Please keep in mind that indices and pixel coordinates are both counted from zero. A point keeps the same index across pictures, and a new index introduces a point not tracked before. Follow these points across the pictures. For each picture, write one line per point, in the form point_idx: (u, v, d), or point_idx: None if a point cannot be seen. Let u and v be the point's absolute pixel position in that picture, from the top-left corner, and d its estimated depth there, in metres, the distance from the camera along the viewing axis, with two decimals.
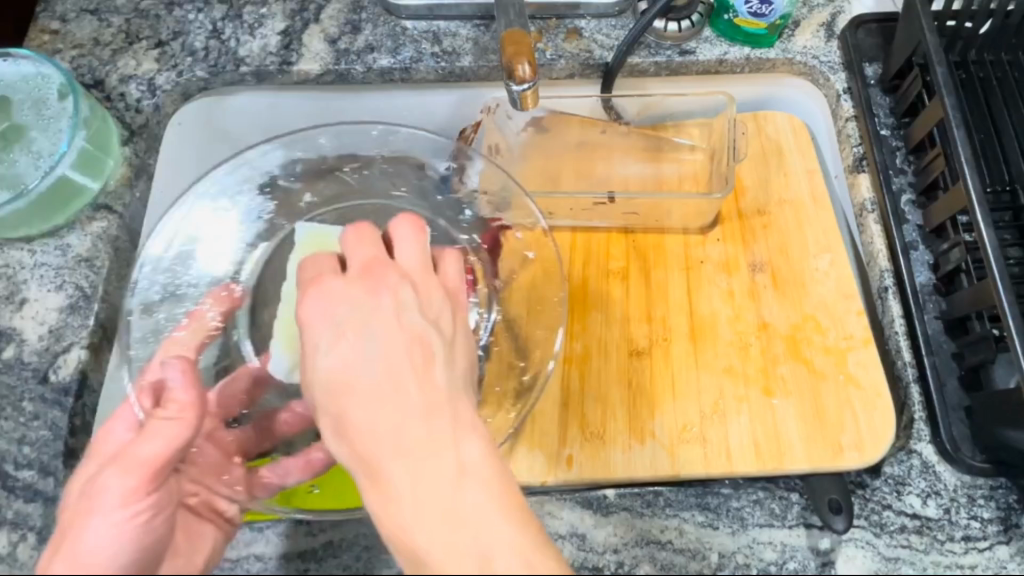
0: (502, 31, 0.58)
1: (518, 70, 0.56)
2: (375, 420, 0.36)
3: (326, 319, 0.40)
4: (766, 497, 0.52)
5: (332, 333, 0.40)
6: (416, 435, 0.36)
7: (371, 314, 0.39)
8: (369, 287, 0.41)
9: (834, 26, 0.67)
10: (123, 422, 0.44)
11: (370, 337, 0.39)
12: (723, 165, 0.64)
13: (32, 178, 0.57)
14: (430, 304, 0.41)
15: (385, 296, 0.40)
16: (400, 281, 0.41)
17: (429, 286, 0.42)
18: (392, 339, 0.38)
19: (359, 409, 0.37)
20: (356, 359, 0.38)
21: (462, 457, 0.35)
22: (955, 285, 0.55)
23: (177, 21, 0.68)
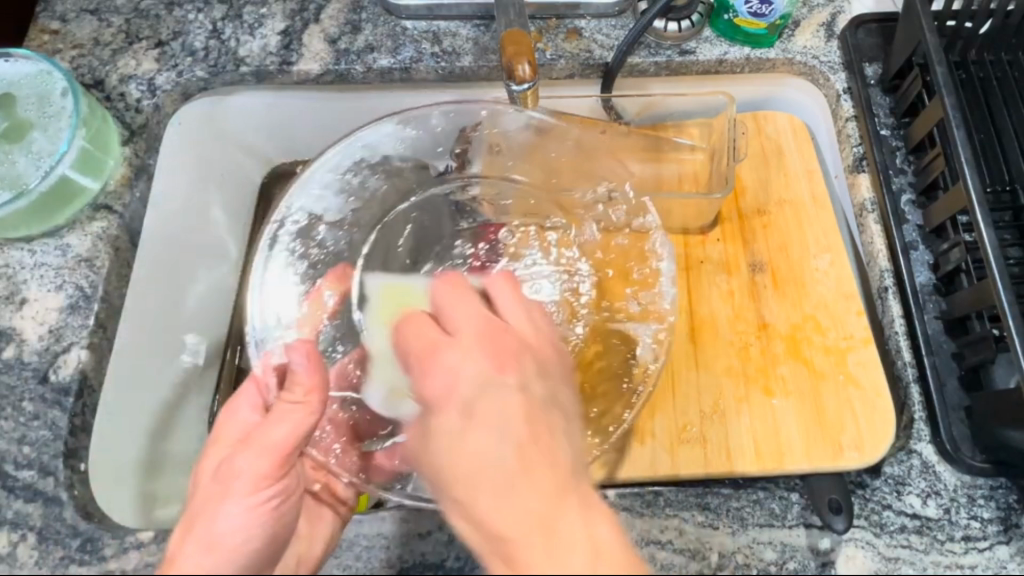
0: (502, 31, 0.58)
1: (518, 70, 0.56)
2: (504, 499, 0.35)
3: (455, 332, 0.41)
4: (766, 497, 0.51)
5: (461, 351, 0.40)
6: (535, 500, 0.34)
7: (478, 369, 0.39)
8: (497, 359, 0.39)
9: (833, 25, 0.67)
10: (246, 404, 0.47)
11: (485, 425, 0.36)
12: (723, 165, 0.64)
13: (32, 178, 0.57)
14: (503, 351, 0.40)
15: (511, 377, 0.38)
16: (499, 368, 0.38)
17: (501, 346, 0.40)
18: (509, 418, 0.36)
19: (477, 433, 0.36)
20: (485, 448, 0.36)
21: (596, 537, 0.34)
22: (955, 285, 0.55)
23: (177, 21, 0.68)
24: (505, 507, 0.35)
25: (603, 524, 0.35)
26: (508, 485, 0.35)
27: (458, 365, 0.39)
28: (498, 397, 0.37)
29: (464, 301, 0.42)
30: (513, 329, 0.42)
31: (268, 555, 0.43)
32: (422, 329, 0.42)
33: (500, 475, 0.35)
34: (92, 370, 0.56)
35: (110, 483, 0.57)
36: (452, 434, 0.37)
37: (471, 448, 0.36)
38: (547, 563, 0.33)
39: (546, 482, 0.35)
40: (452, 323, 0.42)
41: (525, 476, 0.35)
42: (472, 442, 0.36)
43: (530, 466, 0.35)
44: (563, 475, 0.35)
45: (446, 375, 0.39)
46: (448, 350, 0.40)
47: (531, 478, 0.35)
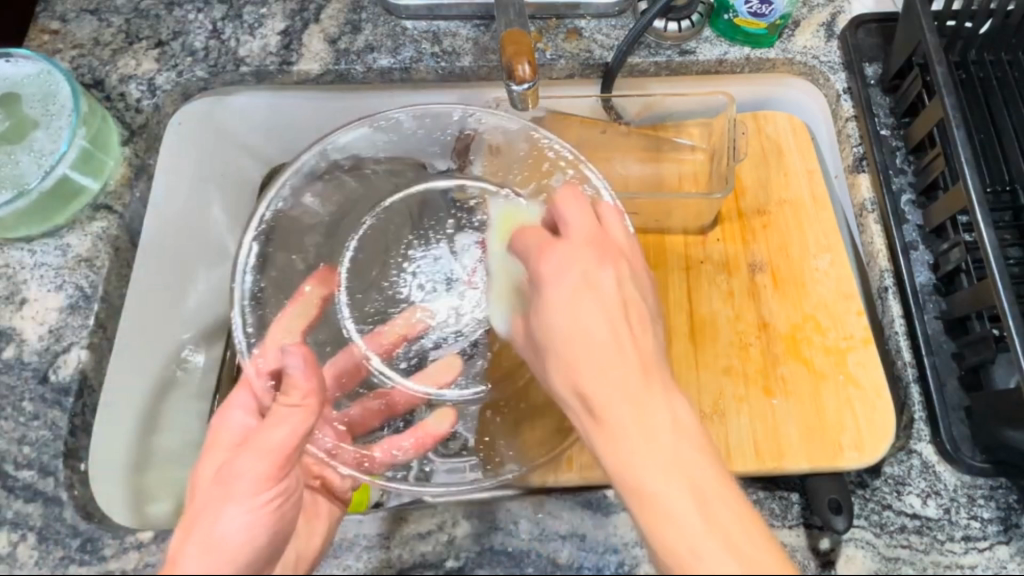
0: (502, 31, 0.58)
1: (518, 70, 0.56)
2: (641, 423, 0.37)
3: (555, 277, 0.42)
4: (766, 497, 0.51)
5: (562, 296, 0.42)
6: (687, 453, 0.37)
7: (584, 287, 0.41)
8: (598, 255, 0.43)
9: (833, 26, 0.67)
10: (238, 409, 0.47)
11: (587, 316, 0.41)
12: (723, 165, 0.64)
13: (32, 179, 0.57)
14: (625, 295, 0.42)
15: (608, 272, 0.42)
16: (618, 268, 0.43)
17: (614, 271, 0.43)
18: (609, 320, 0.40)
19: (615, 410, 0.38)
20: (578, 326, 0.41)
21: (691, 462, 0.37)
22: (955, 285, 0.56)
23: (177, 21, 0.68)
24: (633, 431, 0.37)
25: (725, 508, 0.36)
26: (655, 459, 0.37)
27: (607, 285, 0.42)
28: (629, 376, 0.39)
29: (595, 306, 0.41)
30: (592, 338, 0.40)
31: (270, 557, 0.43)
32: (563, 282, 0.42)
33: (687, 467, 0.37)
34: (91, 370, 0.56)
35: (109, 482, 0.57)
36: (591, 364, 0.40)
37: (580, 330, 0.40)
38: (669, 522, 0.36)
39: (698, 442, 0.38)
40: (583, 327, 0.40)
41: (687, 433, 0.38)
42: (575, 310, 0.41)
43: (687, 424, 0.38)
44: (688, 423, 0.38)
45: (601, 366, 0.39)
46: (570, 296, 0.41)
47: (653, 414, 0.38)
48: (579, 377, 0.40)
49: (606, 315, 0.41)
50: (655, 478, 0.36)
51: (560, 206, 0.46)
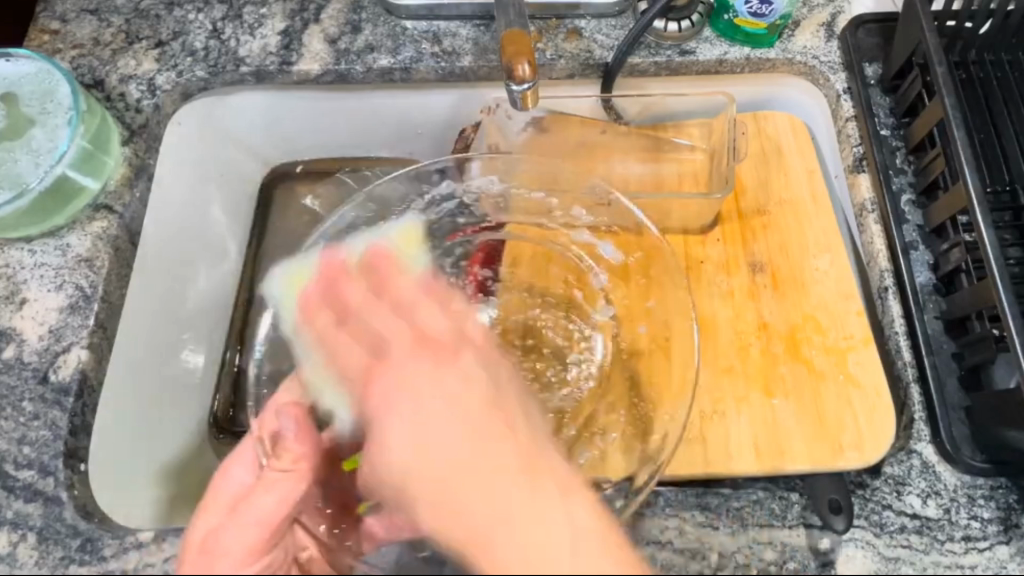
0: (501, 31, 0.58)
1: (518, 69, 0.56)
2: (430, 433, 0.39)
3: (407, 405, 0.41)
4: (766, 497, 0.51)
5: (423, 375, 0.42)
6: (511, 459, 0.39)
7: (421, 374, 0.42)
8: (437, 357, 0.43)
9: (834, 25, 0.67)
10: (241, 465, 0.44)
11: (434, 398, 0.41)
12: (723, 165, 0.64)
13: (32, 178, 0.57)
14: (441, 356, 0.43)
15: (426, 360, 0.42)
16: (468, 363, 0.43)
17: (472, 366, 0.43)
18: (464, 416, 0.40)
19: (382, 380, 0.42)
20: (434, 442, 0.39)
21: (572, 520, 0.37)
22: (955, 285, 0.55)
23: (177, 21, 0.68)
24: (418, 404, 0.41)
25: (582, 509, 0.38)
26: (483, 477, 0.38)
27: (428, 323, 0.45)
28: (450, 380, 0.42)
29: (435, 310, 0.46)
30: (437, 337, 0.44)
31: None
32: (357, 288, 0.48)
33: (485, 474, 0.38)
34: (92, 370, 0.56)
35: (108, 482, 0.57)
36: (408, 421, 0.40)
37: (434, 411, 0.40)
38: (514, 547, 0.36)
39: (527, 450, 0.40)
40: (423, 321, 0.45)
41: (508, 447, 0.39)
42: (423, 430, 0.39)
43: (518, 434, 0.40)
44: (542, 475, 0.38)
45: (411, 376, 0.42)
46: (397, 367, 0.42)
47: (495, 445, 0.39)
48: (391, 439, 0.40)
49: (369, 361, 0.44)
50: (490, 504, 0.37)
51: (395, 276, 0.49)
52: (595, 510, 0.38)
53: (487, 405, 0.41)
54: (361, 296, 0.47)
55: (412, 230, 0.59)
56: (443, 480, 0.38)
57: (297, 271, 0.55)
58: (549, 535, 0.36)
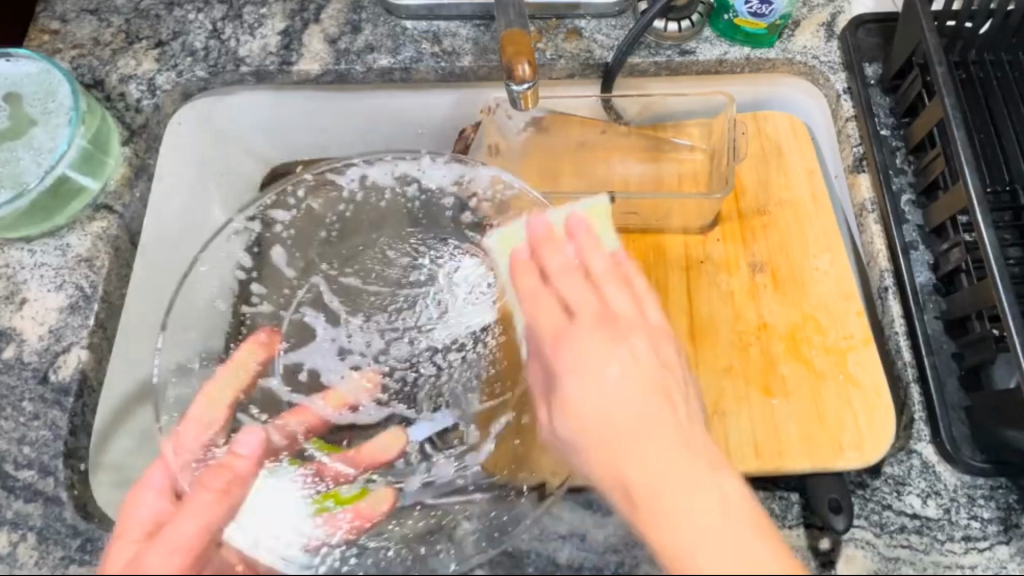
0: (502, 31, 0.58)
1: (519, 68, 0.56)
2: (585, 362, 0.43)
3: (537, 304, 0.47)
4: (766, 497, 0.52)
5: (568, 271, 0.47)
6: (674, 445, 0.40)
7: (576, 289, 0.46)
8: (601, 286, 0.46)
9: (834, 25, 0.67)
10: (151, 490, 0.45)
11: (585, 294, 0.46)
12: (723, 165, 0.64)
13: (32, 178, 0.57)
14: (608, 284, 0.47)
15: (619, 295, 0.46)
16: (624, 302, 0.46)
17: (638, 292, 0.47)
18: (624, 330, 0.45)
19: (574, 379, 0.43)
20: (584, 353, 0.43)
21: (721, 483, 0.39)
22: (955, 285, 0.55)
23: (177, 21, 0.68)
24: (563, 310, 0.46)
25: (732, 481, 0.39)
26: (619, 395, 0.41)
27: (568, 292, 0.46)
28: (635, 345, 0.44)
29: (619, 285, 0.46)
30: (605, 286, 0.46)
31: None
32: (567, 254, 0.48)
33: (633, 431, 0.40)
34: (92, 370, 0.56)
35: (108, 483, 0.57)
36: (565, 347, 0.44)
37: (581, 351, 0.43)
38: (642, 465, 0.39)
39: (667, 388, 0.43)
40: (589, 258, 0.48)
41: (663, 424, 0.40)
42: (579, 350, 0.44)
43: (676, 400, 0.42)
44: (683, 418, 0.41)
45: (544, 299, 0.46)
46: (579, 329, 0.44)
47: (632, 375, 0.42)
48: (572, 396, 0.42)
49: (560, 321, 0.45)
50: (620, 422, 0.41)
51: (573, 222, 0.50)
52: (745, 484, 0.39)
53: (645, 329, 0.45)
54: (550, 248, 0.48)
55: (506, 238, 0.54)
56: (607, 433, 0.41)
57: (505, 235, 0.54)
58: (707, 492, 0.38)
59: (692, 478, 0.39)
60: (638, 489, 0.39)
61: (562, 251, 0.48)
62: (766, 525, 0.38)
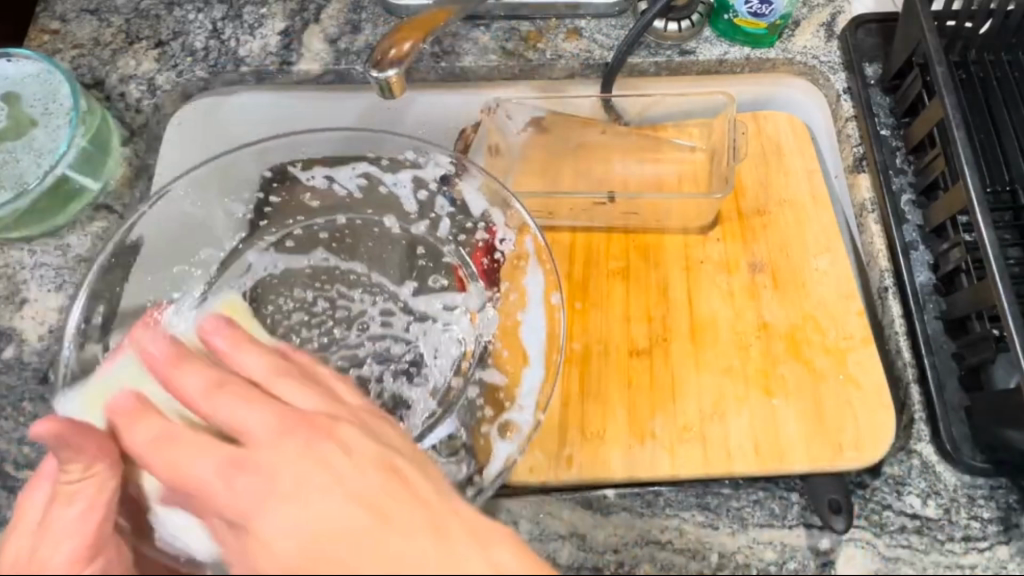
0: (410, 19, 0.59)
1: (404, 46, 0.57)
2: (384, 573, 0.32)
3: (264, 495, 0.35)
4: (766, 497, 0.52)
5: (216, 454, 0.36)
6: (416, 519, 0.34)
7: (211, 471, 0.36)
8: (303, 435, 0.36)
9: (833, 26, 0.67)
10: (43, 483, 0.42)
11: (294, 502, 0.34)
12: (723, 165, 0.64)
13: (32, 177, 0.58)
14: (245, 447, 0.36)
15: (322, 446, 0.36)
16: (335, 444, 0.36)
17: (287, 426, 0.36)
18: (319, 488, 0.34)
19: (267, 516, 0.34)
20: (296, 517, 0.34)
21: (462, 548, 0.33)
22: (955, 285, 0.55)
23: (177, 21, 0.68)
24: (296, 513, 0.34)
25: (503, 548, 0.34)
26: (368, 558, 0.33)
27: (347, 443, 0.36)
28: (327, 454, 0.35)
29: (296, 381, 0.39)
30: (305, 416, 0.37)
31: None
32: (185, 388, 0.38)
33: (320, 461, 0.35)
34: None
35: None
36: (292, 528, 0.33)
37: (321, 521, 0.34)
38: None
39: (427, 515, 0.34)
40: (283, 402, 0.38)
41: (415, 510, 0.34)
42: (315, 503, 0.34)
43: (410, 480, 0.36)
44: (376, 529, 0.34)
45: (186, 445, 0.37)
46: (260, 451, 0.35)
47: (363, 504, 0.34)
48: (272, 545, 0.33)
49: (225, 455, 0.36)
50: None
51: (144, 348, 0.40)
52: (511, 539, 0.35)
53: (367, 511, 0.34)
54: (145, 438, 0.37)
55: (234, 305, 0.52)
56: None
57: (87, 387, 0.46)
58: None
59: (418, 540, 0.33)
60: None
61: (148, 422, 0.38)
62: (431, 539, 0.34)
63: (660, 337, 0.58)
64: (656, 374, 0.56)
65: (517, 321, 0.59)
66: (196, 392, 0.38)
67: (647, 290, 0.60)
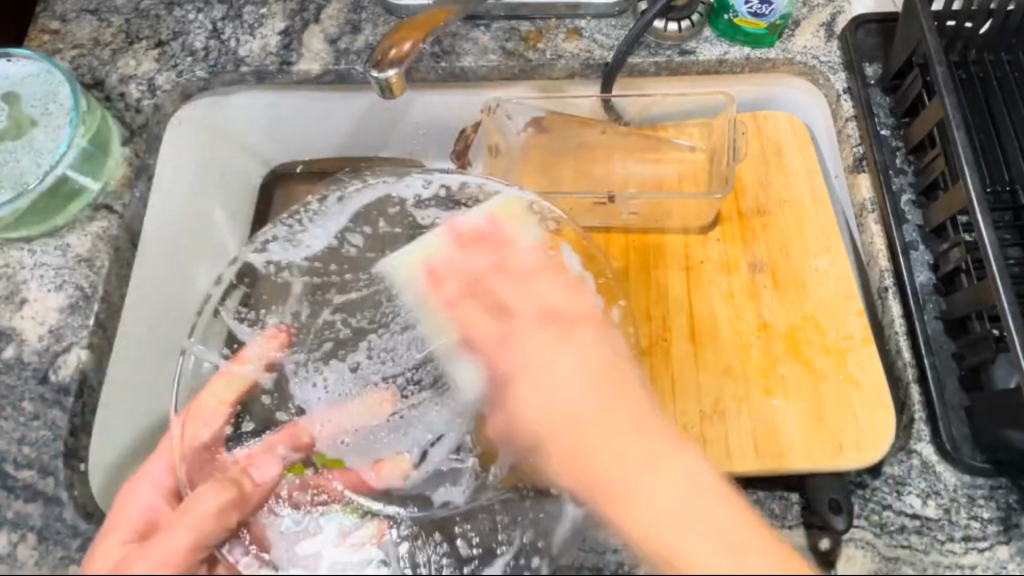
0: (409, 20, 0.59)
1: (404, 46, 0.57)
2: (655, 494, 0.43)
3: (520, 370, 0.51)
4: (766, 497, 0.53)
5: (542, 339, 0.52)
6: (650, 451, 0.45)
7: (539, 343, 0.51)
8: (562, 334, 0.52)
9: (833, 26, 0.67)
10: (150, 483, 0.48)
11: (565, 365, 0.50)
12: (723, 165, 0.64)
13: (32, 177, 0.58)
14: (564, 330, 0.52)
15: (587, 365, 0.50)
16: (589, 335, 0.52)
17: (594, 348, 0.51)
18: (586, 367, 0.49)
19: (525, 382, 0.50)
20: (570, 400, 0.48)
21: (693, 475, 0.44)
22: (955, 285, 0.55)
23: (177, 21, 0.68)
24: (529, 358, 0.51)
25: (696, 460, 0.45)
26: (615, 435, 0.46)
27: (586, 343, 0.51)
28: (580, 341, 0.51)
29: (556, 282, 0.55)
30: (560, 311, 0.53)
31: None
32: (477, 263, 0.56)
33: (546, 365, 0.50)
34: (92, 370, 0.56)
35: (104, 481, 0.57)
36: (538, 403, 0.49)
37: (571, 408, 0.48)
38: (666, 508, 0.43)
39: (636, 412, 0.47)
40: (542, 297, 0.54)
41: (650, 422, 0.47)
42: (549, 390, 0.49)
43: (628, 381, 0.50)
44: (646, 420, 0.47)
45: (475, 315, 0.54)
46: (522, 327, 0.52)
47: (619, 428, 0.46)
48: (525, 402, 0.50)
49: (498, 328, 0.53)
50: (651, 495, 0.43)
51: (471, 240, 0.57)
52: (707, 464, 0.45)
53: (614, 375, 0.49)
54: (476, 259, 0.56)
55: (508, 206, 0.59)
56: (607, 482, 0.44)
57: (398, 255, 0.58)
58: (668, 480, 0.44)
59: (637, 442, 0.45)
60: (660, 530, 0.42)
61: (451, 285, 0.56)
62: (680, 454, 0.45)
63: (661, 336, 0.58)
64: (657, 374, 0.56)
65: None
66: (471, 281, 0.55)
67: (648, 290, 0.60)
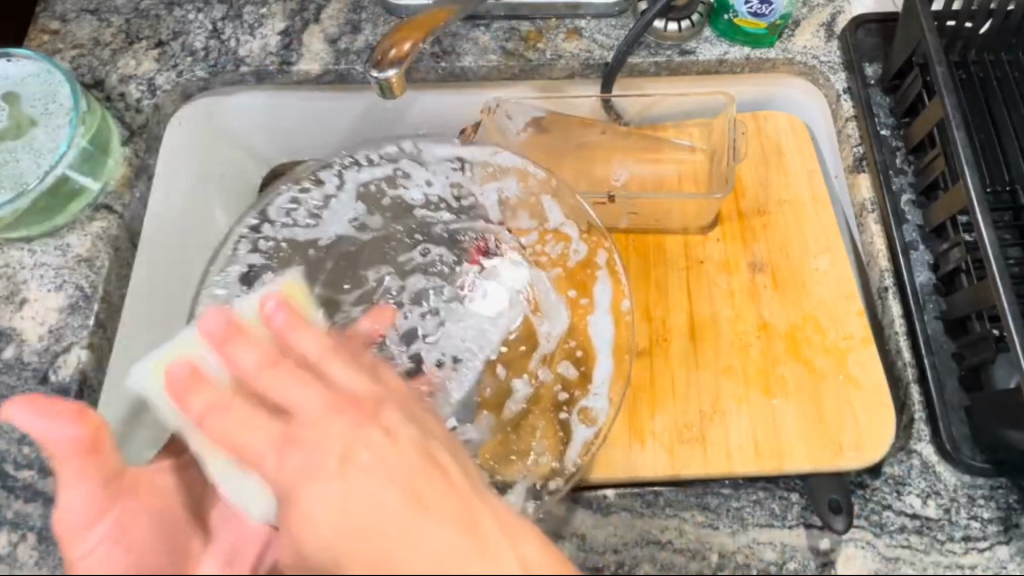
0: (405, 23, 0.59)
1: (404, 46, 0.57)
2: None
3: (310, 470, 0.35)
4: (766, 497, 0.52)
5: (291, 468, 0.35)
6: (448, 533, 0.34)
7: (331, 441, 0.35)
8: (350, 421, 0.36)
9: (833, 26, 0.67)
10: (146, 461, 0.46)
11: (356, 479, 0.35)
12: (723, 165, 0.64)
13: (32, 178, 0.58)
14: (357, 411, 0.37)
15: (369, 442, 0.36)
16: (377, 430, 0.36)
17: (365, 433, 0.36)
18: (393, 474, 0.35)
19: (313, 491, 0.35)
20: (353, 499, 0.34)
21: (519, 555, 0.34)
22: (955, 285, 0.55)
23: (177, 21, 0.68)
24: (310, 459, 0.35)
25: (529, 543, 0.35)
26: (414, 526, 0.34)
27: (390, 427, 0.37)
28: (373, 437, 0.36)
29: (343, 361, 0.39)
30: (350, 394, 0.37)
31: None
32: (244, 352, 0.38)
33: (339, 459, 0.35)
34: (92, 370, 0.56)
35: None
36: (330, 500, 0.34)
37: (363, 500, 0.34)
38: None
39: (457, 513, 0.35)
40: (292, 389, 0.37)
41: (456, 502, 0.35)
42: (357, 488, 0.35)
43: (453, 478, 0.36)
44: (423, 481, 0.35)
45: (240, 417, 0.37)
46: (304, 430, 0.36)
47: (424, 492, 0.35)
48: (311, 519, 0.34)
49: (277, 434, 0.36)
50: None
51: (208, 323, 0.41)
52: (541, 544, 0.35)
53: (402, 485, 0.35)
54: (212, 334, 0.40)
55: (294, 288, 0.46)
56: None
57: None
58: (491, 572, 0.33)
59: (450, 530, 0.34)
60: None
61: (203, 391, 0.39)
62: (472, 528, 0.34)
63: (660, 336, 0.58)
64: (655, 375, 0.56)
65: (588, 322, 0.58)
66: (248, 360, 0.38)
67: (648, 290, 0.60)
